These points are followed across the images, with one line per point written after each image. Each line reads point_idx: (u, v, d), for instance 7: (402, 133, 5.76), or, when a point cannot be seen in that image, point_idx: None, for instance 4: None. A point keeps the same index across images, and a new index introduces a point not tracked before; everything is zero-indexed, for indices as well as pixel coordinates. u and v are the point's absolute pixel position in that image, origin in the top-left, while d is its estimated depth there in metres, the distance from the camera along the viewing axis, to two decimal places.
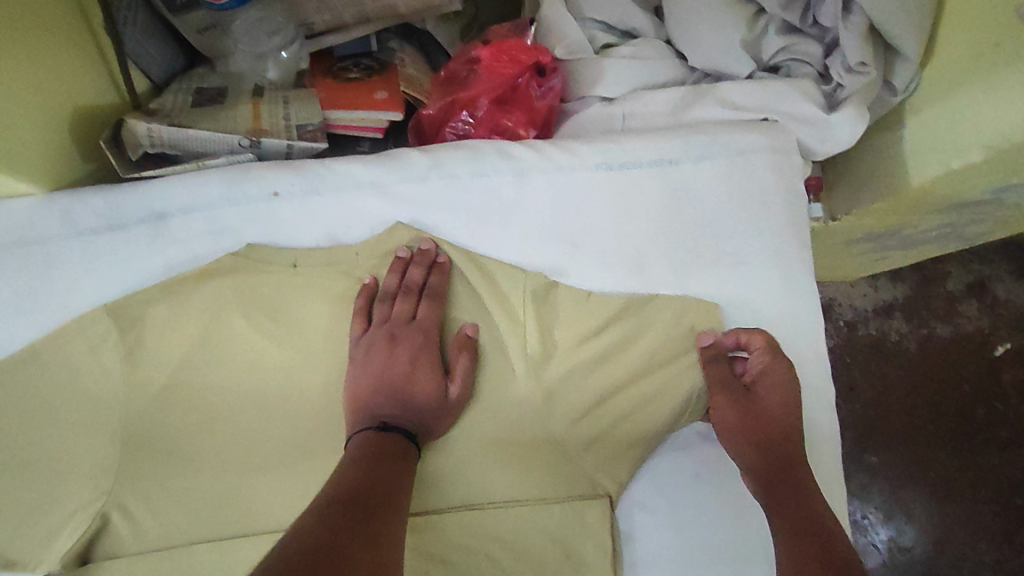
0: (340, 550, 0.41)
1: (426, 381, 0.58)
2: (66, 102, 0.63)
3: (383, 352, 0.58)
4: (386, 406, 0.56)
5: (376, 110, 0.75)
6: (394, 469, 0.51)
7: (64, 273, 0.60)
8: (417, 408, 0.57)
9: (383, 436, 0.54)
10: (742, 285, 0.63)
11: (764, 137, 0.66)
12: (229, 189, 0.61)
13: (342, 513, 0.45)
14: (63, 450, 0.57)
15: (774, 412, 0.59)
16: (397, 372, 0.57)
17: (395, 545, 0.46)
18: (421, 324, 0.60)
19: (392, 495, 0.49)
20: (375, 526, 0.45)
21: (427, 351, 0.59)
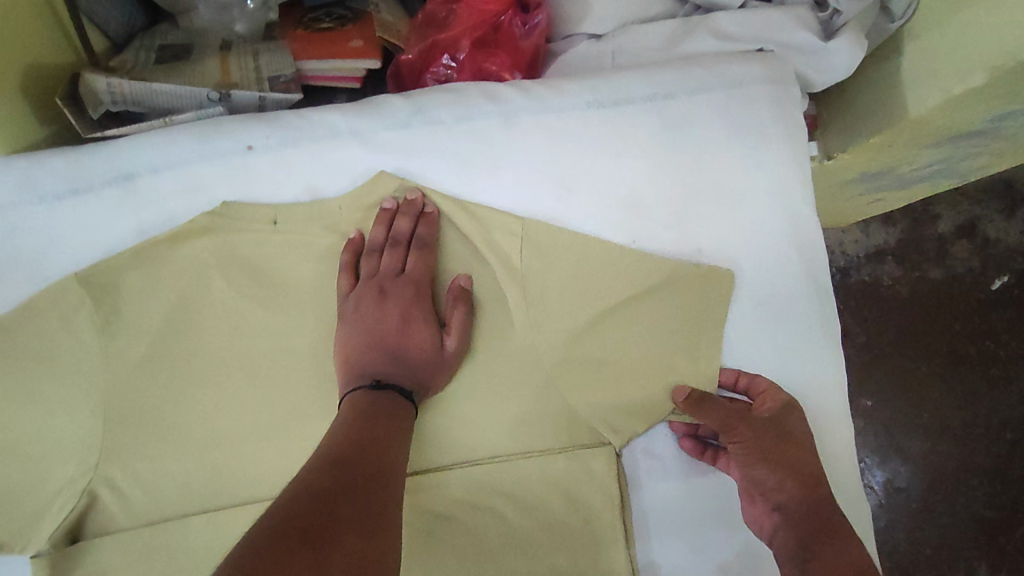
0: (326, 532, 0.38)
1: (420, 337, 0.56)
2: (17, 58, 0.58)
3: (374, 308, 0.56)
4: (380, 363, 0.54)
5: (352, 58, 0.71)
6: (391, 429, 0.50)
7: (31, 243, 0.56)
8: (412, 363, 0.55)
9: (379, 397, 0.52)
10: (741, 223, 0.61)
11: (760, 67, 0.63)
12: (202, 144, 0.57)
13: (331, 488, 0.42)
14: (41, 428, 0.55)
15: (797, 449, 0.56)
16: (390, 327, 0.55)
17: (392, 521, 0.43)
18: (411, 278, 0.57)
19: (386, 466, 0.46)
20: (368, 500, 0.42)
21: (418, 304, 0.57)
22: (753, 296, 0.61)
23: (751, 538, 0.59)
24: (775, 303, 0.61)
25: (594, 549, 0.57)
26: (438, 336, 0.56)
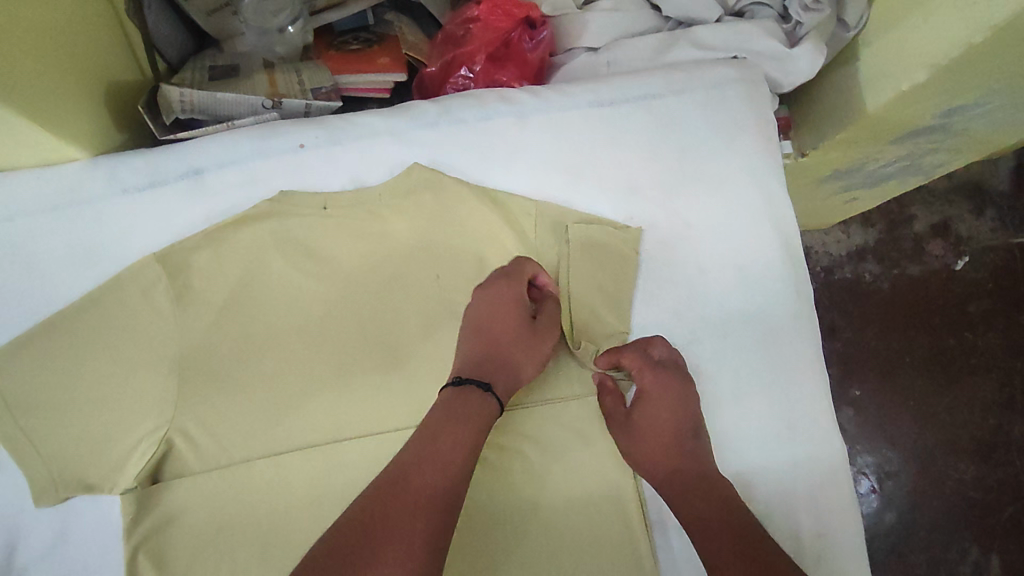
0: (361, 570, 0.42)
1: (522, 353, 0.61)
2: (101, 76, 0.68)
3: (483, 307, 0.62)
4: (487, 367, 0.59)
5: (382, 72, 0.82)
6: (455, 459, 0.51)
7: (115, 228, 0.66)
8: (513, 372, 0.60)
9: (485, 401, 0.56)
10: (723, 201, 0.71)
11: (733, 71, 0.74)
12: (262, 143, 0.68)
13: (372, 518, 0.45)
14: (123, 383, 0.62)
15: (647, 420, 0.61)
16: (502, 335, 0.61)
17: (440, 553, 0.46)
18: (516, 290, 0.63)
19: (438, 489, 0.49)
20: (413, 529, 0.45)
21: (522, 316, 0.62)
22: (736, 263, 0.70)
23: (746, 475, 0.66)
24: (755, 269, 0.70)
25: (606, 483, 0.66)
26: (537, 351, 0.62)
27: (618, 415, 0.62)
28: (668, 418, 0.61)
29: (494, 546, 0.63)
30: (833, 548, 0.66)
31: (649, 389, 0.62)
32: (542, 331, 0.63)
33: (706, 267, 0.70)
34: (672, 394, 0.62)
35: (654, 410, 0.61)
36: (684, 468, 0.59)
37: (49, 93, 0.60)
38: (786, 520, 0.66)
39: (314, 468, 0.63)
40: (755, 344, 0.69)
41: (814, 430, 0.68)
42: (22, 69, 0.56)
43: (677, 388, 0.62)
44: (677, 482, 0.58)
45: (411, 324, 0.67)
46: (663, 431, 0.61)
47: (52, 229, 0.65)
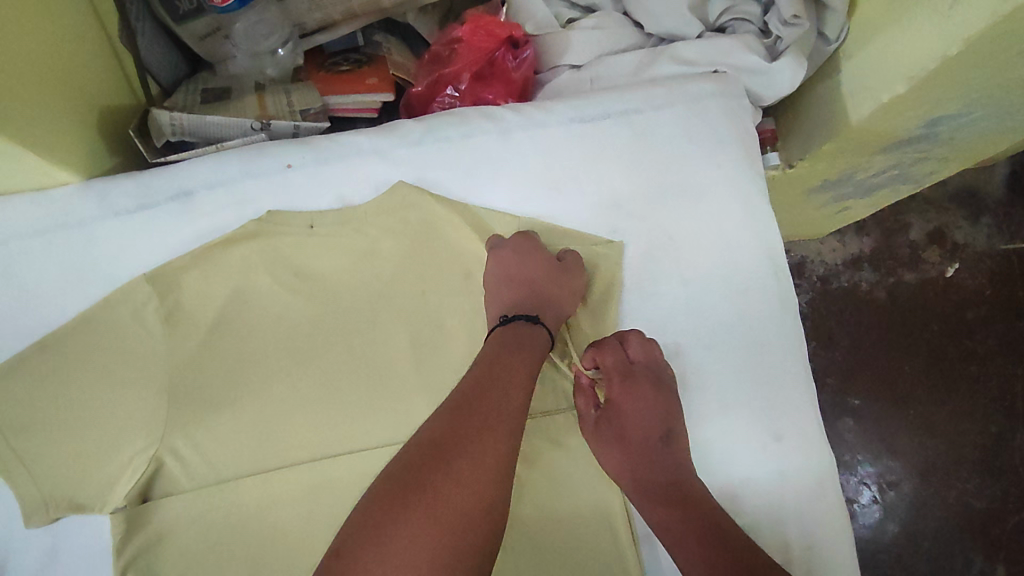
0: (439, 482, 0.48)
1: (557, 286, 0.66)
2: (94, 102, 0.70)
3: (509, 261, 0.67)
4: (530, 305, 0.65)
5: (370, 92, 0.84)
6: (510, 384, 0.57)
7: (106, 250, 0.67)
8: (553, 305, 0.66)
9: (534, 331, 0.63)
10: (706, 213, 0.72)
11: (714, 85, 0.75)
12: (249, 165, 0.69)
13: (447, 436, 0.51)
14: (114, 403, 0.63)
15: (633, 419, 0.64)
16: (535, 274, 0.66)
17: (507, 471, 0.52)
18: (533, 241, 0.68)
19: (499, 412, 0.54)
20: (483, 448, 0.51)
21: (547, 258, 0.67)
22: (719, 274, 0.71)
23: (729, 485, 0.66)
24: (739, 280, 0.71)
25: (592, 497, 0.66)
26: (569, 284, 0.67)
27: (589, 421, 0.65)
28: (638, 425, 0.64)
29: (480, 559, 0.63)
30: (822, 560, 0.66)
31: (618, 396, 0.65)
32: (571, 267, 0.68)
33: (690, 278, 0.70)
34: (659, 392, 0.65)
35: (625, 415, 0.64)
36: (647, 472, 0.62)
37: (42, 120, 0.62)
38: (774, 532, 0.66)
39: (301, 485, 0.64)
40: (740, 355, 0.69)
41: (802, 442, 0.68)
42: (14, 97, 0.57)
43: (649, 392, 0.64)
44: (642, 485, 0.62)
45: (398, 339, 0.68)
46: (633, 438, 0.63)
47: (45, 252, 0.66)
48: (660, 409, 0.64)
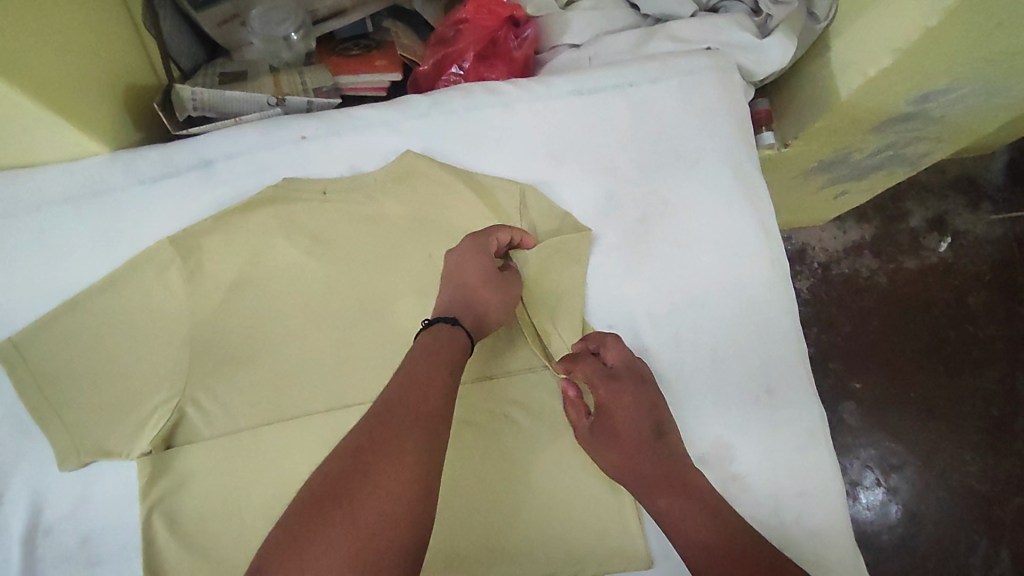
0: (357, 492, 0.44)
1: (490, 292, 0.63)
2: (119, 79, 0.75)
3: (454, 263, 0.64)
4: (457, 304, 0.62)
5: (379, 73, 0.89)
6: (434, 383, 0.53)
7: (132, 215, 0.71)
8: (482, 310, 0.63)
9: (454, 332, 0.59)
10: (700, 181, 0.75)
11: (707, 59, 0.78)
12: (266, 136, 0.73)
13: (368, 443, 0.47)
14: (139, 358, 0.66)
15: (625, 426, 0.62)
16: (471, 277, 0.63)
17: (433, 470, 0.48)
18: (485, 243, 0.66)
19: (422, 412, 0.50)
20: (403, 450, 0.47)
21: (488, 266, 0.64)
22: (712, 237, 0.74)
23: (723, 436, 0.69)
24: (732, 244, 0.74)
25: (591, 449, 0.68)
26: (507, 292, 0.65)
27: (583, 427, 0.64)
28: (630, 424, 0.62)
29: (484, 505, 0.66)
30: (814, 509, 0.68)
31: (608, 398, 0.63)
32: (512, 279, 0.66)
33: (683, 241, 0.73)
34: (644, 392, 0.64)
35: (616, 416, 0.63)
36: (645, 472, 0.61)
37: (71, 91, 0.66)
38: (767, 482, 0.68)
39: (316, 434, 0.68)
40: (734, 314, 0.72)
41: (794, 397, 0.70)
42: (47, 67, 0.62)
43: (635, 390, 0.64)
44: (644, 481, 0.61)
45: (406, 300, 0.72)
46: (627, 438, 0.62)
47: (75, 217, 0.71)
48: (649, 409, 0.63)
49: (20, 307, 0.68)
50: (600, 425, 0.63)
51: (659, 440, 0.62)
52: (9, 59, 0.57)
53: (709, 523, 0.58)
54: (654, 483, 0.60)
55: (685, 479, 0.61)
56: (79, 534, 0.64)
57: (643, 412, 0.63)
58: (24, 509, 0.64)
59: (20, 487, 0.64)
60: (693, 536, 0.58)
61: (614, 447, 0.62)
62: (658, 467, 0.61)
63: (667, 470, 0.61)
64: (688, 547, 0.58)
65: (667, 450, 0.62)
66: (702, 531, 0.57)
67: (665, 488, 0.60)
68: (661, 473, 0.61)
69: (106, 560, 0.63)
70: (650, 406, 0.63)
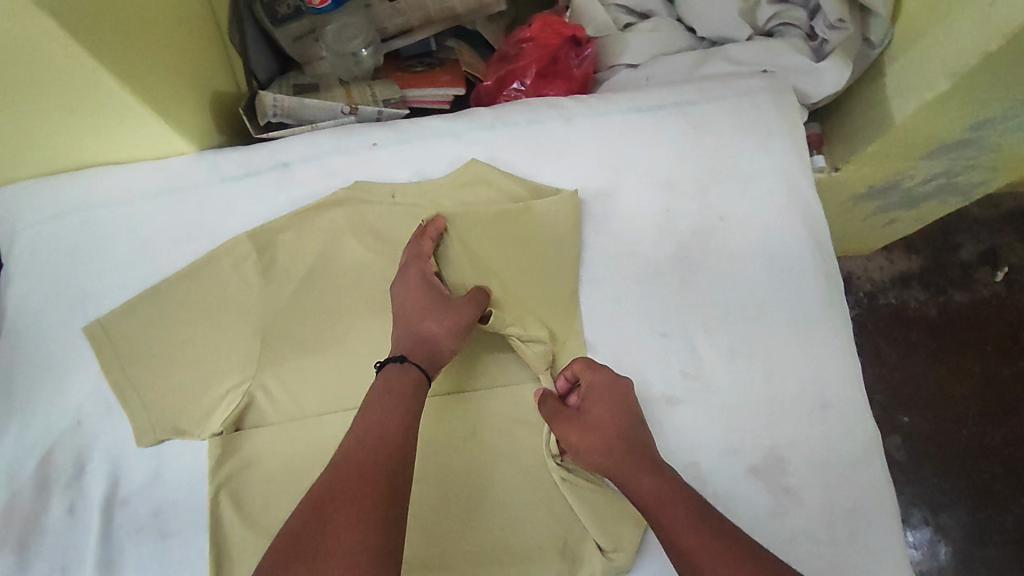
0: (321, 540, 0.50)
1: (436, 321, 0.66)
2: (210, 86, 0.81)
3: (400, 292, 0.69)
4: (407, 339, 0.66)
5: (443, 87, 0.95)
6: (391, 430, 0.58)
7: (213, 211, 0.76)
8: (432, 341, 0.66)
9: (404, 368, 0.64)
10: (756, 196, 0.77)
11: (764, 81, 0.81)
12: (340, 142, 0.78)
13: (328, 498, 0.52)
14: (215, 343, 0.71)
15: (607, 415, 0.65)
16: (412, 310, 0.67)
17: (388, 511, 0.53)
18: (421, 269, 0.70)
19: (380, 460, 0.56)
20: (362, 497, 0.53)
21: (430, 294, 0.68)
22: (766, 251, 0.75)
23: (777, 448, 0.68)
24: (788, 260, 0.75)
25: (562, 458, 0.68)
26: (449, 316, 0.67)
27: (569, 417, 0.66)
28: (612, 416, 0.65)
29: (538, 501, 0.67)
30: (867, 524, 0.67)
31: (591, 387, 0.66)
32: (454, 303, 0.68)
33: (737, 254, 0.75)
34: (626, 386, 0.67)
35: (598, 407, 0.65)
36: (627, 461, 0.63)
37: (170, 94, 0.72)
38: (820, 494, 0.67)
39: None
40: (787, 326, 0.72)
41: (851, 412, 0.70)
42: (153, 70, 0.68)
43: (617, 384, 0.66)
44: (628, 472, 0.62)
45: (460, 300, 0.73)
46: (608, 431, 0.64)
47: (163, 211, 0.76)
48: (630, 403, 0.66)
49: (109, 290, 0.73)
50: (583, 415, 0.65)
51: (641, 434, 0.64)
52: (125, 60, 0.63)
53: (689, 510, 0.58)
54: (634, 473, 0.62)
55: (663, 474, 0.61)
56: (151, 506, 0.67)
57: (626, 405, 0.66)
58: (104, 480, 0.67)
59: (102, 458, 0.68)
60: (678, 528, 0.57)
61: (598, 434, 0.64)
62: (637, 457, 0.63)
63: (646, 462, 0.62)
64: (674, 539, 0.57)
65: (649, 444, 0.64)
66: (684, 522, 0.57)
67: (646, 479, 0.61)
68: (643, 464, 0.62)
69: (174, 533, 0.66)
70: (629, 403, 0.66)
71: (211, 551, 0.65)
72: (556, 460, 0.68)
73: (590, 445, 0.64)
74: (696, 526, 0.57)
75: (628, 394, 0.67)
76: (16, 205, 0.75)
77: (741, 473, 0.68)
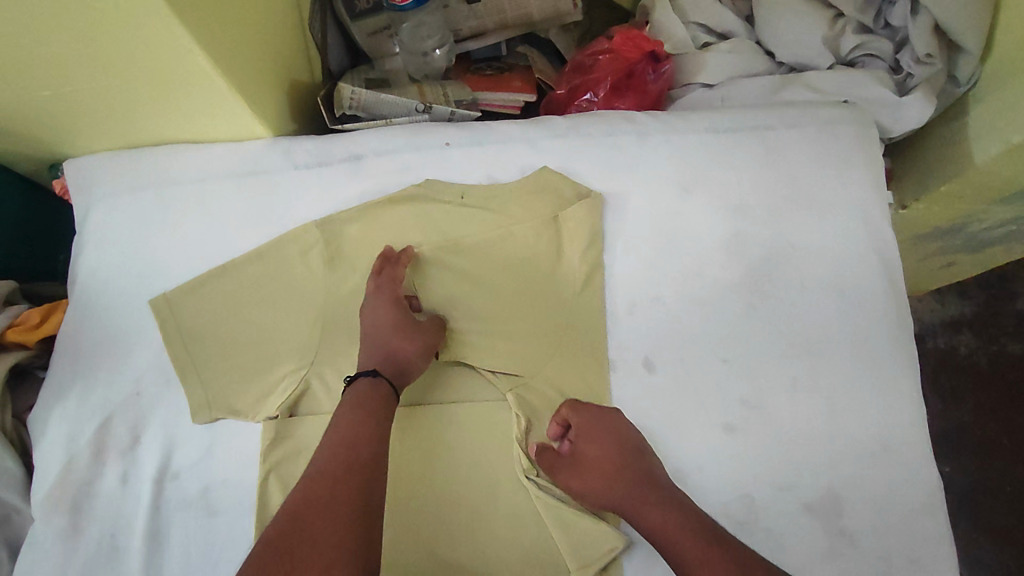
0: (299, 547, 0.50)
1: (406, 341, 0.66)
2: (290, 74, 0.83)
3: (370, 311, 0.68)
4: (377, 356, 0.66)
5: (515, 92, 0.95)
6: (363, 435, 0.59)
7: (283, 196, 0.77)
8: (404, 359, 0.66)
9: (376, 385, 0.63)
10: (831, 228, 0.75)
11: (846, 113, 0.79)
12: (413, 139, 0.79)
13: (305, 504, 0.53)
14: (276, 328, 0.72)
15: (598, 451, 0.64)
16: (384, 328, 0.67)
17: (365, 516, 0.54)
18: (391, 287, 0.70)
19: (356, 467, 0.56)
20: (338, 503, 0.53)
21: (400, 312, 0.68)
22: (837, 285, 0.73)
23: (835, 488, 0.66)
24: (861, 297, 0.72)
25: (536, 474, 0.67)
26: (419, 336, 0.67)
27: (563, 460, 0.66)
28: (604, 453, 0.64)
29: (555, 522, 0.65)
30: None
31: (580, 426, 0.66)
32: (423, 325, 0.68)
33: (806, 285, 0.73)
34: (615, 418, 0.66)
35: (590, 445, 0.65)
36: (630, 498, 0.62)
37: (255, 79, 0.73)
38: (876, 541, 0.65)
39: (430, 426, 0.69)
40: (853, 363, 0.70)
41: (915, 460, 0.67)
42: (242, 54, 0.69)
43: (603, 417, 0.66)
44: (634, 508, 0.61)
45: (523, 305, 0.73)
46: (602, 469, 0.64)
47: (236, 192, 0.77)
48: (622, 434, 0.65)
49: (177, 266, 0.75)
50: (578, 458, 0.65)
51: (642, 464, 0.63)
52: (219, 43, 0.64)
53: (706, 538, 0.57)
54: (640, 509, 0.61)
55: (669, 504, 0.60)
56: (201, 483, 0.67)
57: (618, 437, 0.65)
58: (158, 452, 0.68)
59: (157, 430, 0.69)
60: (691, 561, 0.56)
61: (595, 475, 0.64)
62: (641, 491, 0.61)
63: (652, 495, 0.61)
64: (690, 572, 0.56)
65: (652, 473, 0.63)
66: (696, 553, 0.56)
67: (653, 513, 0.60)
68: (649, 497, 0.61)
69: (221, 512, 0.66)
70: (620, 433, 0.65)
71: (256, 534, 0.65)
72: (529, 477, 0.67)
73: (591, 486, 0.64)
74: (707, 556, 0.55)
75: (619, 425, 0.66)
76: (97, 175, 0.77)
77: (797, 510, 0.66)
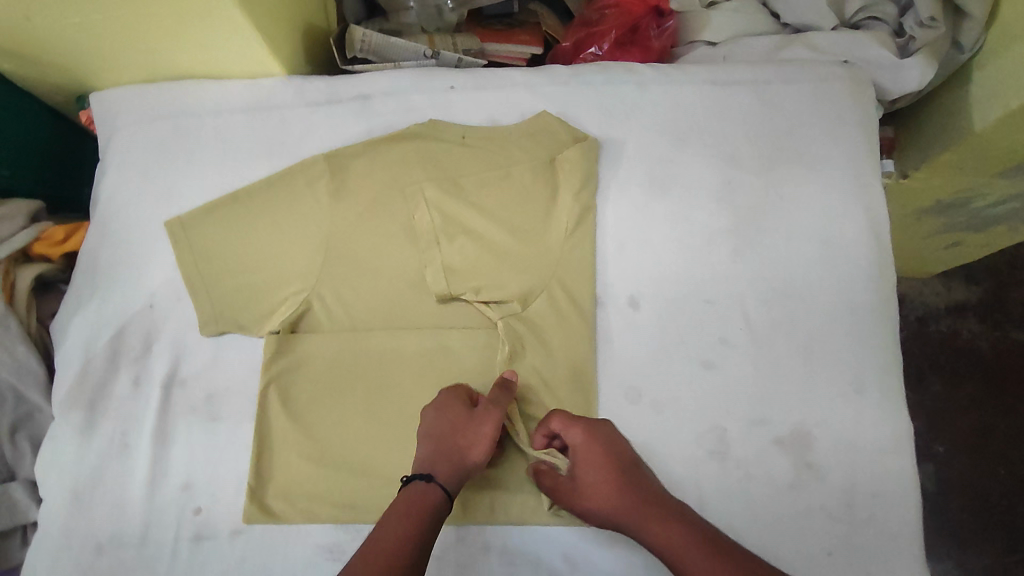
0: None
1: (467, 439, 0.64)
2: (308, 17, 0.86)
3: (430, 417, 0.66)
4: (433, 452, 0.63)
5: (523, 44, 0.98)
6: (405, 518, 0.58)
7: (294, 130, 0.81)
8: (462, 455, 0.64)
9: (430, 488, 0.61)
10: (820, 180, 0.77)
11: (844, 71, 0.80)
12: (420, 81, 0.82)
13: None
14: (278, 253, 0.73)
15: (597, 467, 0.65)
16: (444, 428, 0.65)
17: None
18: (451, 397, 0.67)
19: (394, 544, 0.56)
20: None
21: (461, 410, 0.66)
22: (822, 236, 0.75)
23: (804, 427, 0.69)
24: (845, 248, 0.74)
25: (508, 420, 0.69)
26: (480, 435, 0.65)
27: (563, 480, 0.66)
28: (602, 466, 0.65)
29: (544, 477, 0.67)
30: (886, 514, 0.67)
31: (575, 443, 0.66)
32: (483, 413, 0.65)
33: (791, 234, 0.75)
34: (608, 431, 0.67)
35: (588, 460, 0.65)
36: (634, 512, 0.62)
37: (275, 16, 0.77)
38: (840, 478, 0.67)
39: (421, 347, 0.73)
40: (832, 311, 0.72)
41: (886, 405, 0.69)
42: None
43: (598, 431, 0.67)
44: (640, 523, 0.61)
45: (518, 236, 0.74)
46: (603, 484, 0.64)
47: (250, 124, 0.81)
48: (617, 447, 0.66)
49: (192, 191, 0.79)
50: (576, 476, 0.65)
51: (641, 480, 0.64)
52: None
53: (717, 553, 0.57)
54: (645, 524, 0.61)
55: (674, 515, 0.61)
56: (205, 390, 0.72)
57: (615, 450, 0.66)
58: (168, 359, 0.73)
59: (168, 340, 0.74)
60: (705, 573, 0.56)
61: (596, 488, 0.64)
62: (647, 504, 0.62)
63: (657, 508, 0.61)
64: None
65: (654, 488, 0.64)
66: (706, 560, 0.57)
67: (661, 526, 0.60)
68: (657, 511, 0.61)
69: (223, 417, 0.71)
70: (613, 448, 0.66)
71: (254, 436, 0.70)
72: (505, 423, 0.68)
73: (596, 504, 0.63)
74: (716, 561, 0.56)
75: (614, 440, 0.67)
76: (121, 104, 0.82)
77: (766, 445, 0.69)
